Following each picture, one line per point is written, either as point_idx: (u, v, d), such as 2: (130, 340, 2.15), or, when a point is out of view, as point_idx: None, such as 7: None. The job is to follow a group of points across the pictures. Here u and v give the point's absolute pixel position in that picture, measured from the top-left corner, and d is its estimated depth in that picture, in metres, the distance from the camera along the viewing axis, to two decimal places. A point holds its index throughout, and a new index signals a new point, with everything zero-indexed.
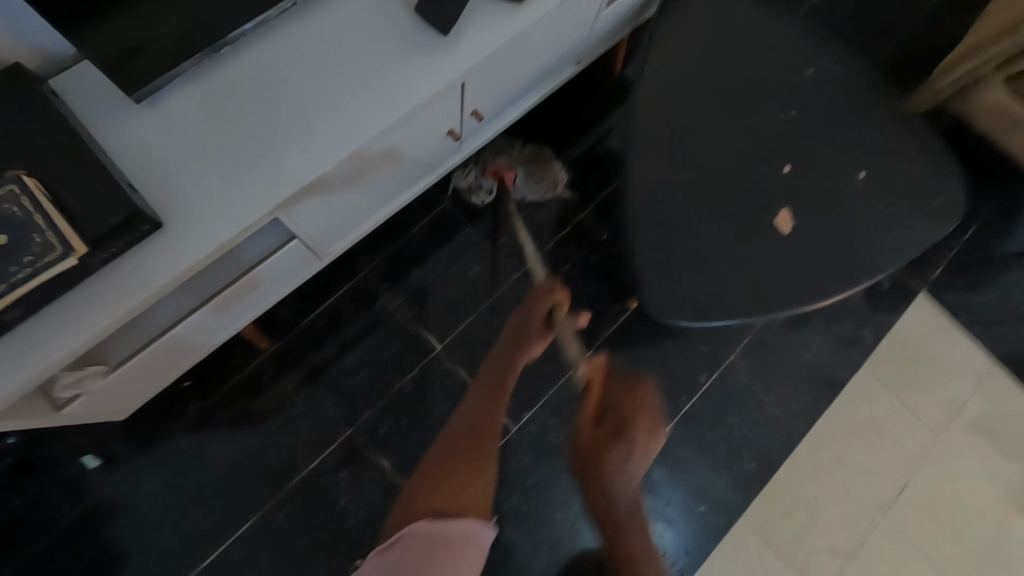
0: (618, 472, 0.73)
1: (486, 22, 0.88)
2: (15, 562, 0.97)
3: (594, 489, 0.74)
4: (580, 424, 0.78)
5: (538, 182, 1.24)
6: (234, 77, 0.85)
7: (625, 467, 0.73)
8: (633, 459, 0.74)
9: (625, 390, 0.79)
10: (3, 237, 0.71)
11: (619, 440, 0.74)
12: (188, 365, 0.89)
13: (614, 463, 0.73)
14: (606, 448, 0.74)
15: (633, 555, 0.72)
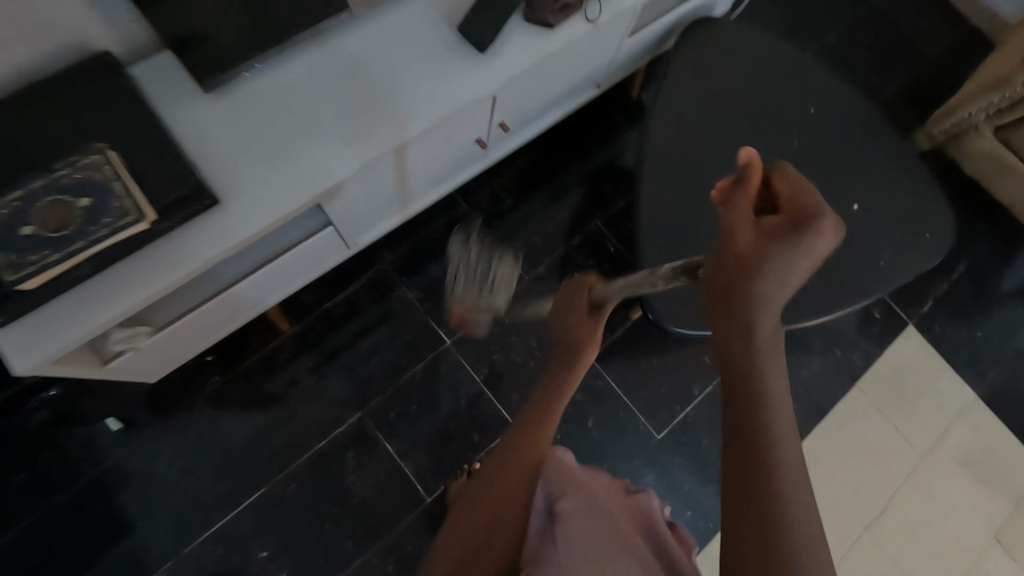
0: (777, 275, 0.47)
1: (525, 40, 0.86)
2: (50, 507, 1.14)
3: (735, 308, 0.48)
4: (732, 225, 0.50)
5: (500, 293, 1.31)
6: (290, 75, 0.80)
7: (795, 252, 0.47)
8: (803, 252, 0.47)
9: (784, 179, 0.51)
10: (83, 200, 0.65)
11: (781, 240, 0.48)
12: (219, 334, 0.96)
13: (782, 254, 0.47)
14: (771, 243, 0.48)
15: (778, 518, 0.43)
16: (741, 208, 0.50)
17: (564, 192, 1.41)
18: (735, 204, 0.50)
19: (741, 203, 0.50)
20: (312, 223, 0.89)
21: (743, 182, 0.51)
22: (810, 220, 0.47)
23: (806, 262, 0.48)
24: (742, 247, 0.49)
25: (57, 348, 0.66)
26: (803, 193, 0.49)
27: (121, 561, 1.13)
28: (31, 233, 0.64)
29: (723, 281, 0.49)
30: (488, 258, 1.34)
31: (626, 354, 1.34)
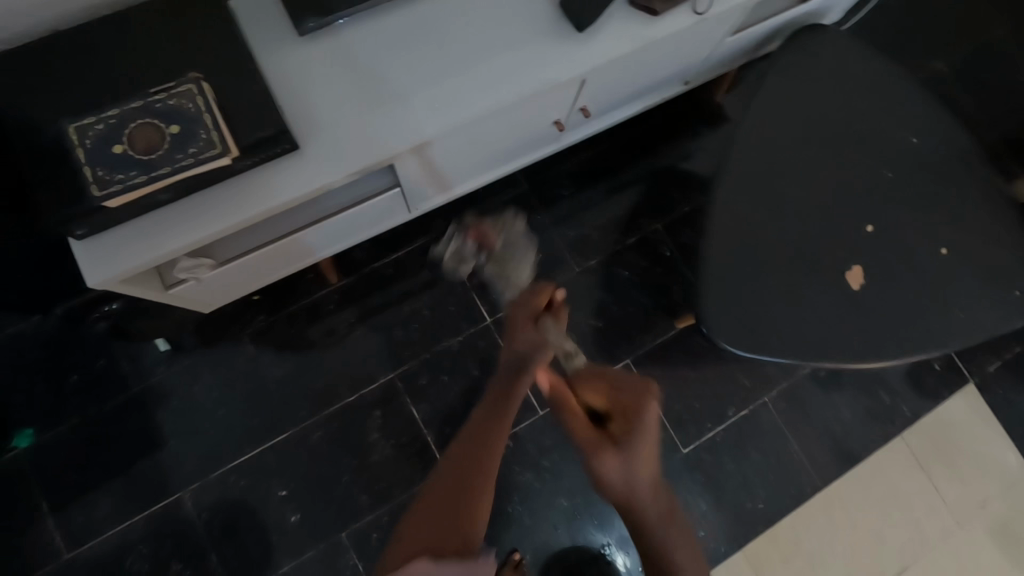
0: (623, 462, 0.69)
1: (623, 24, 0.82)
2: (94, 412, 1.19)
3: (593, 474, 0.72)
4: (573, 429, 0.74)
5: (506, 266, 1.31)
6: (380, 31, 0.78)
7: (632, 446, 0.69)
8: (640, 446, 0.69)
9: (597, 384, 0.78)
10: (171, 127, 0.66)
11: (609, 443, 0.70)
12: (275, 275, 0.98)
13: (620, 460, 0.69)
14: (596, 443, 0.71)
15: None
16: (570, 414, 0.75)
17: (627, 187, 1.37)
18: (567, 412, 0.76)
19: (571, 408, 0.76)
20: (379, 181, 0.89)
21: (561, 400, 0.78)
22: (635, 409, 0.71)
23: (640, 446, 0.69)
24: (599, 455, 0.70)
25: (133, 267, 0.68)
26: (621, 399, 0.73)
27: (150, 474, 1.18)
28: (122, 152, 0.65)
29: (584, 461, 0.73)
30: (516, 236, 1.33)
31: (664, 362, 1.31)
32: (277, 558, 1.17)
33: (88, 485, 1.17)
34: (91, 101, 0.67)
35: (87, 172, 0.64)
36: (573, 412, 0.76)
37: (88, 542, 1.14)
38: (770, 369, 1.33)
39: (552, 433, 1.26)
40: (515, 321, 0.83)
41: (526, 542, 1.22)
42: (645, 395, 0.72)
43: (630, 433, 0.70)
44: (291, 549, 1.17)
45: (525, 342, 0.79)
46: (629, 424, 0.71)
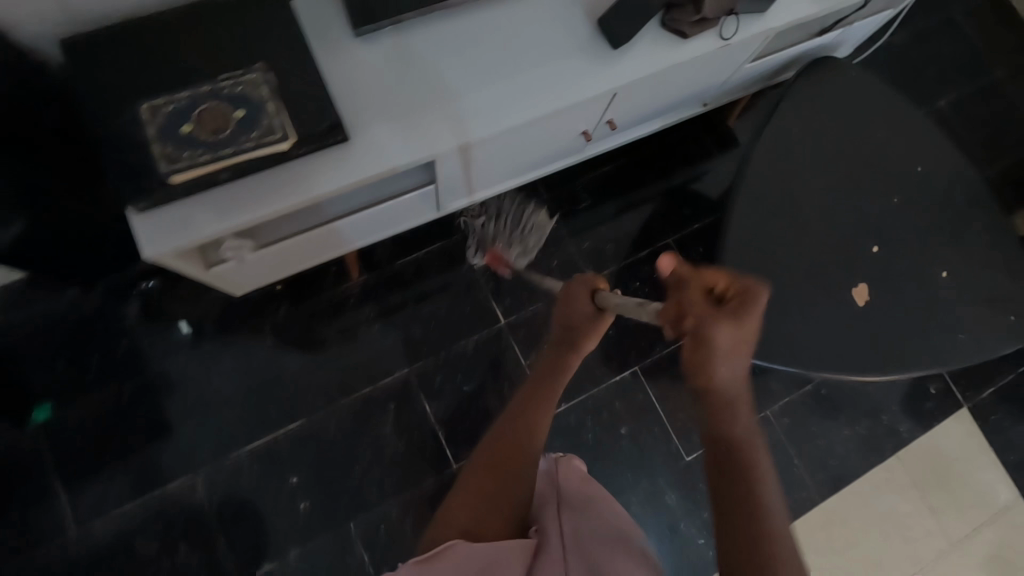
0: (729, 344, 0.63)
1: (654, 45, 0.88)
2: (112, 391, 1.21)
3: (698, 357, 0.64)
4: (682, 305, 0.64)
5: (532, 233, 1.37)
6: (430, 38, 0.83)
7: (747, 321, 0.62)
8: (753, 323, 0.63)
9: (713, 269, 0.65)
10: (236, 112, 0.70)
11: (723, 321, 0.62)
12: (306, 263, 1.01)
13: (730, 334, 0.63)
14: (710, 320, 0.62)
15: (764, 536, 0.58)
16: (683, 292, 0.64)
17: (642, 203, 1.42)
18: (680, 291, 0.65)
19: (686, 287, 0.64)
20: (415, 179, 0.93)
21: (680, 282, 0.65)
22: (748, 292, 0.62)
23: (746, 330, 0.63)
24: (709, 330, 0.62)
25: (188, 241, 0.72)
26: (735, 278, 0.64)
27: (164, 455, 1.20)
28: (190, 132, 0.69)
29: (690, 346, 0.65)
30: (516, 212, 1.38)
31: (672, 372, 1.35)
32: (284, 546, 1.18)
33: (102, 463, 1.18)
34: (160, 83, 0.71)
35: (158, 149, 0.68)
36: (689, 295, 0.64)
37: (97, 522, 1.15)
38: (773, 385, 1.37)
39: (561, 436, 1.29)
40: (574, 285, 0.82)
41: None
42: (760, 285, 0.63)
43: (741, 316, 0.62)
44: (299, 536, 1.19)
45: (584, 303, 0.81)
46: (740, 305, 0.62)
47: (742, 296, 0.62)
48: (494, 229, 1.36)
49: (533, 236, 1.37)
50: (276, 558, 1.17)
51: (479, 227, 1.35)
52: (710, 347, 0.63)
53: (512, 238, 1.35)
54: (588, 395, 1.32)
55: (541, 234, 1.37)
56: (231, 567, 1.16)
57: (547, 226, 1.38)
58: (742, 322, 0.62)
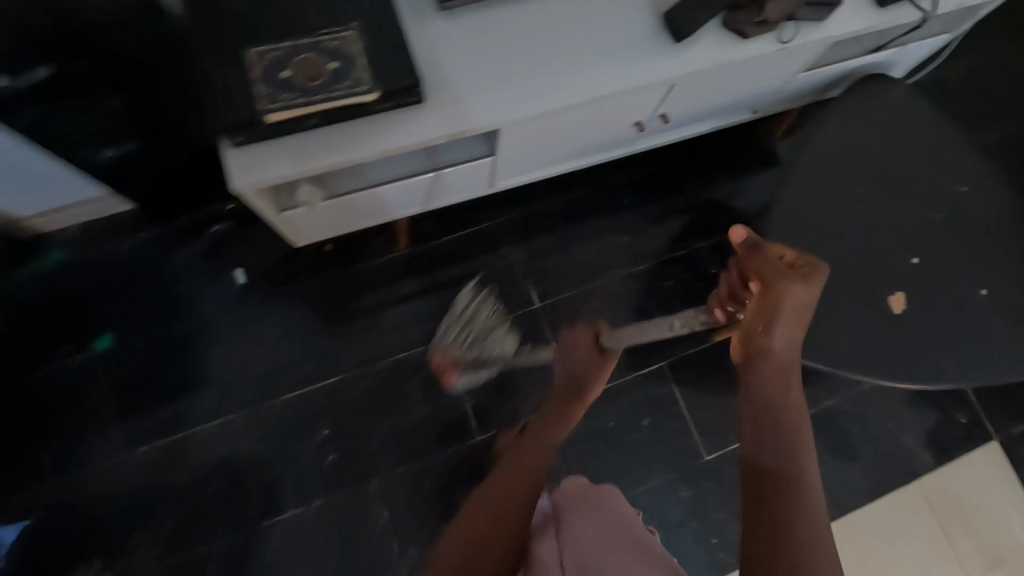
0: (798, 301, 0.75)
1: (714, 42, 0.93)
2: (163, 330, 1.27)
3: (768, 314, 0.75)
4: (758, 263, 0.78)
5: (478, 375, 1.28)
6: (506, 18, 0.90)
7: (815, 285, 0.75)
8: (820, 286, 0.75)
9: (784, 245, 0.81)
10: (330, 63, 0.77)
11: (794, 278, 0.75)
12: (363, 222, 1.08)
13: (802, 294, 0.74)
14: (786, 278, 0.75)
15: (794, 530, 0.63)
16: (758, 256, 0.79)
17: (682, 205, 1.46)
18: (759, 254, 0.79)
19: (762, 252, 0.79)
20: (475, 149, 0.99)
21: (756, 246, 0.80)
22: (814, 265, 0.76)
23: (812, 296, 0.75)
24: (782, 285, 0.74)
25: (274, 177, 0.79)
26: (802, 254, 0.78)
27: (205, 395, 1.25)
28: (287, 77, 0.76)
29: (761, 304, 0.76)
30: (486, 325, 1.30)
31: (698, 371, 1.36)
32: (309, 495, 1.23)
33: (146, 396, 1.24)
34: (265, 32, 0.78)
35: (258, 89, 0.75)
36: (766, 257, 0.78)
37: (139, 450, 1.21)
38: None
39: (584, 421, 1.31)
40: (578, 345, 0.97)
41: None
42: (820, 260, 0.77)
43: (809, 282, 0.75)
44: (322, 486, 1.23)
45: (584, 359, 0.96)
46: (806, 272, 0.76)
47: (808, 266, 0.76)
48: (455, 331, 1.29)
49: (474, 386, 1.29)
50: (299, 504, 1.22)
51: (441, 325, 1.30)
52: (783, 300, 0.74)
53: (465, 353, 1.27)
54: (614, 385, 1.34)
55: (500, 361, 1.27)
56: (257, 508, 1.21)
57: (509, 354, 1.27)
58: (811, 281, 0.75)
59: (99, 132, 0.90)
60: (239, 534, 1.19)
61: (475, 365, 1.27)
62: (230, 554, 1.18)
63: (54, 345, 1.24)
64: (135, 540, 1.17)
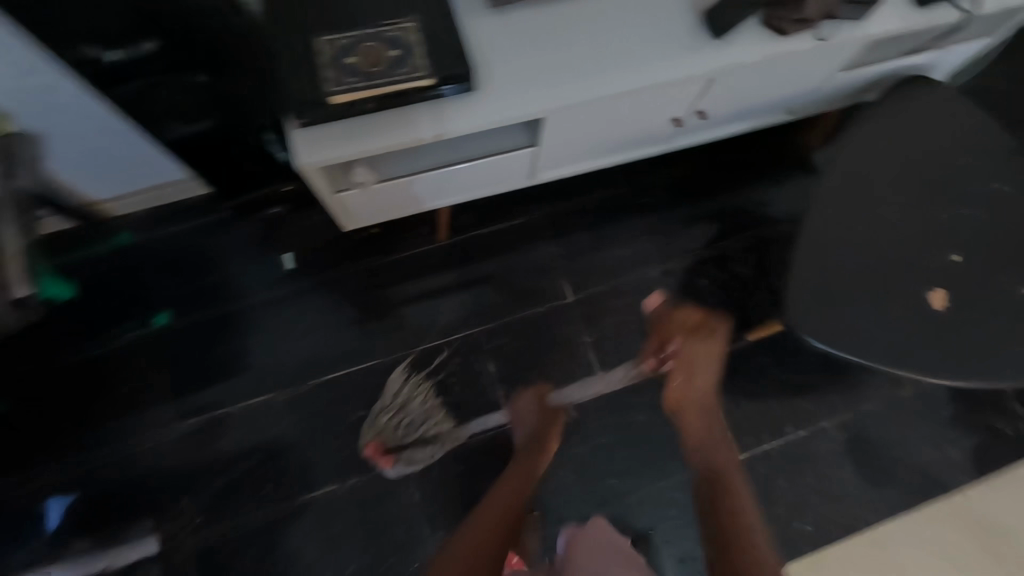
0: (709, 350, 1.19)
1: (753, 40, 0.97)
2: (214, 309, 1.34)
3: (690, 355, 1.19)
4: (679, 328, 1.25)
5: (420, 458, 1.28)
6: (553, 15, 0.95)
7: (717, 336, 1.21)
8: (720, 335, 1.22)
9: (689, 309, 1.29)
10: (390, 52, 0.83)
11: (704, 333, 1.21)
12: (408, 209, 1.14)
13: (710, 342, 1.20)
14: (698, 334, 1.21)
15: (735, 511, 0.93)
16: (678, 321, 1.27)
17: (716, 206, 1.47)
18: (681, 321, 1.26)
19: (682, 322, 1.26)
20: (518, 139, 1.04)
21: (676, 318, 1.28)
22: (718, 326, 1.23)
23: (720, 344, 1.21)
24: (698, 339, 1.21)
25: (333, 157, 0.85)
26: (709, 315, 1.26)
27: (251, 372, 1.31)
28: (352, 64, 0.82)
29: (684, 354, 1.20)
30: (425, 410, 1.31)
31: (729, 370, 1.36)
32: (344, 472, 1.26)
33: (197, 371, 1.30)
34: (332, 22, 0.83)
35: (325, 73, 0.82)
36: (682, 325, 1.25)
37: (189, 419, 1.27)
38: (834, 398, 1.35)
39: (615, 415, 1.32)
40: (523, 403, 1.27)
41: (570, 511, 1.26)
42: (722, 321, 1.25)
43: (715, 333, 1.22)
44: (357, 465, 1.27)
45: (528, 413, 1.25)
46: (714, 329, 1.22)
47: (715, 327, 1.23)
48: (392, 417, 1.30)
49: (416, 464, 1.28)
50: (334, 481, 1.26)
51: (376, 410, 1.30)
52: (697, 347, 1.20)
53: (404, 440, 1.29)
54: (644, 380, 1.35)
55: (439, 447, 1.29)
56: (295, 482, 1.25)
57: (450, 442, 1.29)
58: (714, 333, 1.21)
59: (178, 110, 0.87)
60: (278, 506, 1.24)
61: (414, 449, 1.28)
62: (266, 526, 1.23)
63: (116, 320, 1.32)
64: (182, 505, 1.22)
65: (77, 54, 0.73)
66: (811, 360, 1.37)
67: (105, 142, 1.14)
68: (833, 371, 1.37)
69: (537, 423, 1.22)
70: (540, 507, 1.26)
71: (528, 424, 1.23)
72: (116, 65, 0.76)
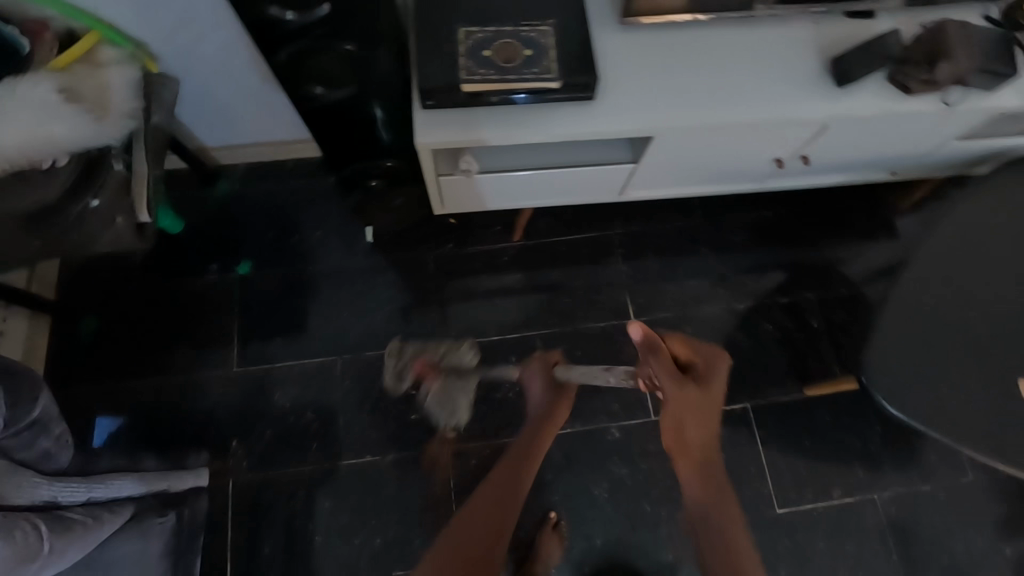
0: (702, 398, 0.82)
1: (873, 94, 0.97)
2: (292, 267, 1.40)
3: (675, 410, 0.83)
4: (656, 372, 0.81)
5: (444, 407, 1.24)
6: (679, 40, 0.97)
7: (710, 385, 0.82)
8: (719, 375, 0.83)
9: (677, 339, 0.85)
10: (526, 50, 0.87)
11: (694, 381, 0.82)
12: (497, 205, 1.16)
13: (699, 394, 0.82)
14: (684, 386, 0.81)
15: None
16: (657, 364, 0.80)
17: (794, 253, 1.45)
18: (661, 361, 0.80)
19: (659, 358, 0.80)
20: (619, 154, 1.06)
21: (657, 347, 0.81)
22: (708, 362, 0.83)
23: (714, 388, 0.83)
24: (683, 390, 0.81)
25: (449, 140, 0.90)
26: (697, 350, 0.84)
27: (315, 334, 1.36)
28: (488, 56, 0.86)
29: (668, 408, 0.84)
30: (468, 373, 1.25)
31: (783, 421, 1.33)
32: (386, 446, 1.28)
33: (267, 323, 1.36)
34: (473, 17, 0.88)
35: (463, 61, 0.86)
36: (663, 361, 0.81)
37: (253, 366, 1.33)
38: (889, 470, 1.30)
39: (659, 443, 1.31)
40: (533, 379, 1.05)
41: (599, 529, 1.25)
42: (717, 353, 0.84)
43: (705, 377, 0.82)
44: (399, 441, 1.29)
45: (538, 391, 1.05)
46: (702, 369, 0.83)
47: (703, 364, 0.83)
48: (441, 359, 1.26)
49: (438, 410, 1.25)
50: (376, 452, 1.28)
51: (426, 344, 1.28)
52: (687, 401, 0.82)
53: (439, 387, 1.24)
54: None
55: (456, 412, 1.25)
56: (338, 446, 1.28)
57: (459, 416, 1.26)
58: (706, 384, 0.82)
59: (333, 74, 0.89)
60: (319, 466, 1.27)
61: (445, 395, 1.24)
62: (305, 483, 1.26)
63: (203, 261, 1.40)
64: (232, 446, 1.28)
65: (264, 11, 0.76)
66: (868, 426, 1.33)
67: (237, 96, 1.22)
68: (890, 442, 1.32)
69: (543, 403, 1.03)
70: (570, 519, 1.26)
71: (535, 400, 1.05)
72: (294, 25, 0.79)
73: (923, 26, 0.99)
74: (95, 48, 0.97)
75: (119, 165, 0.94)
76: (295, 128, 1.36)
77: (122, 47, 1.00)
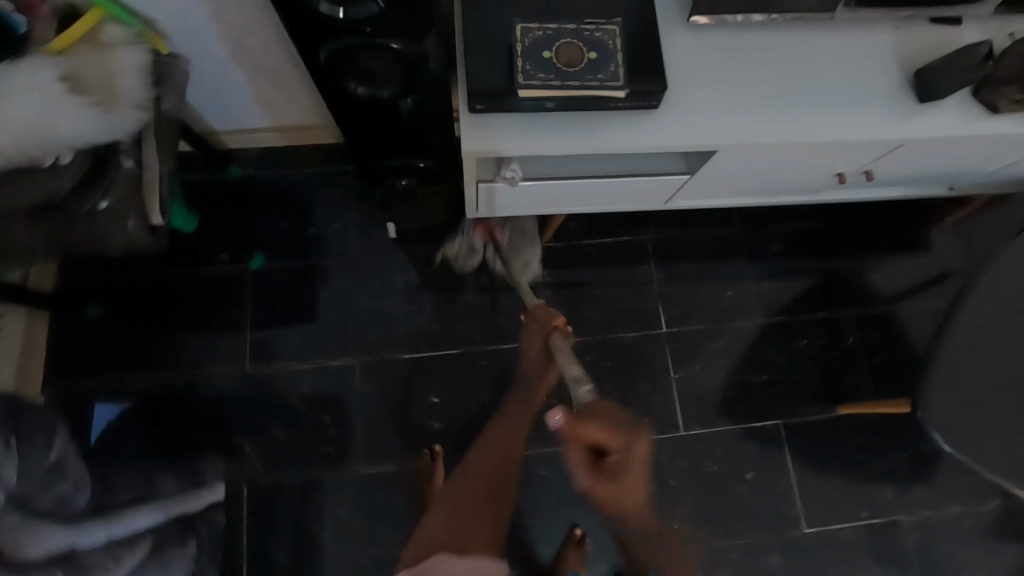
0: (617, 488, 0.81)
1: (954, 111, 0.89)
2: (306, 263, 1.32)
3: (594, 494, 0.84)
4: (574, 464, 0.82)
5: (513, 264, 1.29)
6: (750, 43, 0.89)
7: (619, 477, 0.80)
8: (632, 466, 0.79)
9: (599, 423, 0.79)
10: (590, 54, 0.78)
11: (607, 476, 0.80)
12: (535, 211, 1.09)
13: (616, 484, 0.80)
14: (597, 480, 0.81)
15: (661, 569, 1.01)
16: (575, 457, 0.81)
17: (834, 264, 1.39)
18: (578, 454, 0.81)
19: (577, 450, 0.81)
20: (672, 165, 0.98)
21: (577, 435, 0.80)
22: (623, 454, 0.78)
23: (631, 477, 0.80)
24: (595, 483, 0.81)
25: (496, 149, 0.82)
26: (614, 438, 0.79)
27: (332, 334, 1.29)
28: (548, 58, 0.78)
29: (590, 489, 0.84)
30: (527, 234, 1.29)
31: (813, 439, 1.30)
32: (406, 456, 1.23)
33: (281, 321, 1.29)
34: (532, 14, 0.80)
35: (520, 63, 0.78)
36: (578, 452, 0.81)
37: (267, 366, 1.26)
38: (917, 494, 1.28)
39: (686, 458, 1.28)
40: (531, 338, 1.02)
41: None
42: (637, 440, 0.78)
43: (620, 469, 0.79)
44: (419, 450, 1.24)
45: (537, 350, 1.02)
46: (619, 460, 0.79)
47: (618, 456, 0.79)
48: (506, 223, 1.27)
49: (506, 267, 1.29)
50: (395, 462, 1.23)
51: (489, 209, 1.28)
52: (605, 490, 0.81)
53: (504, 247, 1.28)
54: (723, 430, 1.30)
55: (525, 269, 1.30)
56: (357, 454, 1.23)
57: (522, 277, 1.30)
58: (614, 475, 0.80)
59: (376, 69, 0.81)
60: (337, 474, 1.22)
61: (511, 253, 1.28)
62: (321, 491, 1.22)
63: (213, 253, 1.31)
64: (245, 450, 1.22)
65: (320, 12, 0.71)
66: (899, 447, 1.30)
67: (254, 79, 1.12)
68: (920, 465, 1.30)
69: (536, 366, 1.02)
70: (593, 534, 1.23)
71: (534, 358, 1.02)
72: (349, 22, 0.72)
73: (1015, 38, 0.91)
74: (98, 27, 0.85)
75: (130, 163, 0.86)
76: (285, 111, 1.25)
77: (128, 26, 0.89)
